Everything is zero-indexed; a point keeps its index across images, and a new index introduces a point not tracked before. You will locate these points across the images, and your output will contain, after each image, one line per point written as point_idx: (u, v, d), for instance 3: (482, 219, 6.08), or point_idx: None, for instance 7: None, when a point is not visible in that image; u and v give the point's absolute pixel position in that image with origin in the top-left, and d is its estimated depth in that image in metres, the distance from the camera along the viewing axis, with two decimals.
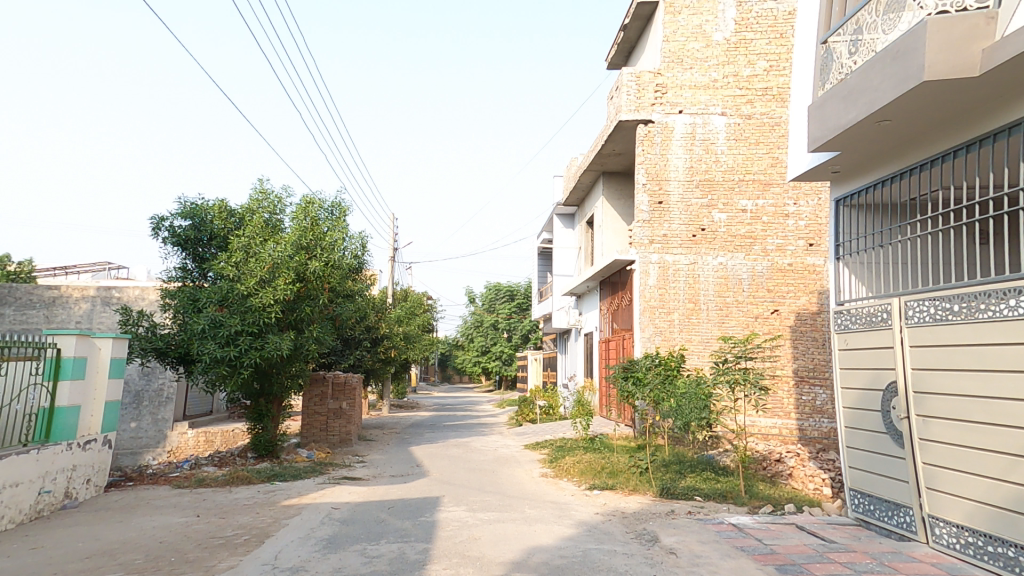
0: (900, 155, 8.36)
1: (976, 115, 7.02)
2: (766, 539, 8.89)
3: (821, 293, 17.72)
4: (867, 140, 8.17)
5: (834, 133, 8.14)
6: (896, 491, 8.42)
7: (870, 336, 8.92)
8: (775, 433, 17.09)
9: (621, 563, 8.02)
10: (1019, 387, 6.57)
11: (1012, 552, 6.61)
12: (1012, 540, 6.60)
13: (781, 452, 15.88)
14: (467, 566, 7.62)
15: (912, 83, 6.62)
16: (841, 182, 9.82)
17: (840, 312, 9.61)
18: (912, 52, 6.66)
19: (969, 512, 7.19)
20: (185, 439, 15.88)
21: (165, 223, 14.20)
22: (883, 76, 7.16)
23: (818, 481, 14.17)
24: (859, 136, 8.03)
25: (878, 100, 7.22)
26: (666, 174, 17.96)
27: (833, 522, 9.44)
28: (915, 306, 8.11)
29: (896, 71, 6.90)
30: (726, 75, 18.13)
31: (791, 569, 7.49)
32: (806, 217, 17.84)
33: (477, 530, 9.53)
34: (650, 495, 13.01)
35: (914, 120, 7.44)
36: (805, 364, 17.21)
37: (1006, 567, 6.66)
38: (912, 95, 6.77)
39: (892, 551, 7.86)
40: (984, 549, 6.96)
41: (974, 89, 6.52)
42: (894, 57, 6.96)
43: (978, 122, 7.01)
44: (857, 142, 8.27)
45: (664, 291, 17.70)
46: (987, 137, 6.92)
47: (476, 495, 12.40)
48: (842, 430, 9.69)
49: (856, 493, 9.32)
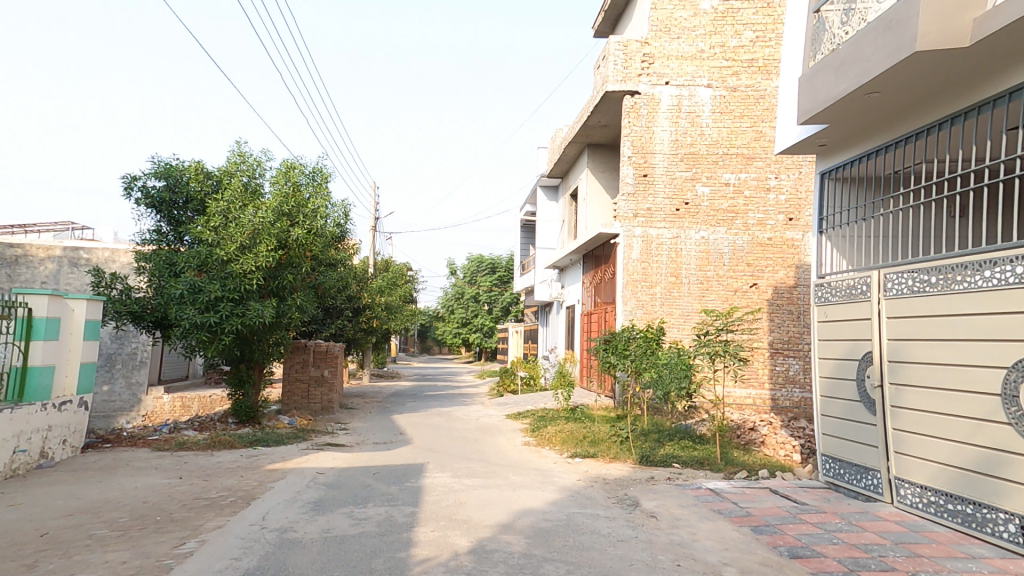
0: (887, 128, 8.40)
1: (964, 86, 7.08)
2: (742, 502, 9.15)
3: (799, 267, 17.94)
4: (857, 111, 8.18)
5: (824, 105, 8.15)
6: (865, 456, 8.70)
7: (848, 308, 9.09)
8: (749, 402, 17.51)
9: (604, 526, 8.21)
10: (992, 356, 6.74)
11: (970, 509, 6.93)
12: (972, 498, 6.89)
13: (755, 421, 16.30)
14: (454, 528, 7.73)
15: (905, 53, 6.62)
16: (827, 155, 9.88)
17: (820, 285, 9.76)
18: (905, 22, 6.66)
19: (933, 473, 7.47)
20: (161, 404, 15.70)
21: (138, 183, 13.78)
22: (875, 46, 7.15)
23: (789, 448, 14.59)
24: (849, 108, 8.05)
25: (870, 71, 7.23)
26: (651, 147, 17.90)
27: (805, 486, 9.74)
28: (894, 278, 8.25)
29: (890, 41, 6.89)
30: (713, 45, 17.99)
31: (765, 530, 7.73)
32: (787, 190, 17.96)
33: (462, 495, 9.65)
34: (629, 462, 13.29)
35: (904, 92, 7.47)
36: (780, 337, 17.54)
37: (964, 522, 7.00)
38: (904, 65, 6.79)
39: (860, 511, 8.15)
40: (944, 507, 7.27)
41: (965, 59, 6.55)
42: (888, 27, 6.95)
43: (966, 93, 7.07)
44: (846, 114, 8.29)
45: (646, 265, 17.80)
46: (974, 109, 6.97)
47: (460, 462, 12.53)
48: (817, 399, 9.94)
49: (828, 458, 9.62)
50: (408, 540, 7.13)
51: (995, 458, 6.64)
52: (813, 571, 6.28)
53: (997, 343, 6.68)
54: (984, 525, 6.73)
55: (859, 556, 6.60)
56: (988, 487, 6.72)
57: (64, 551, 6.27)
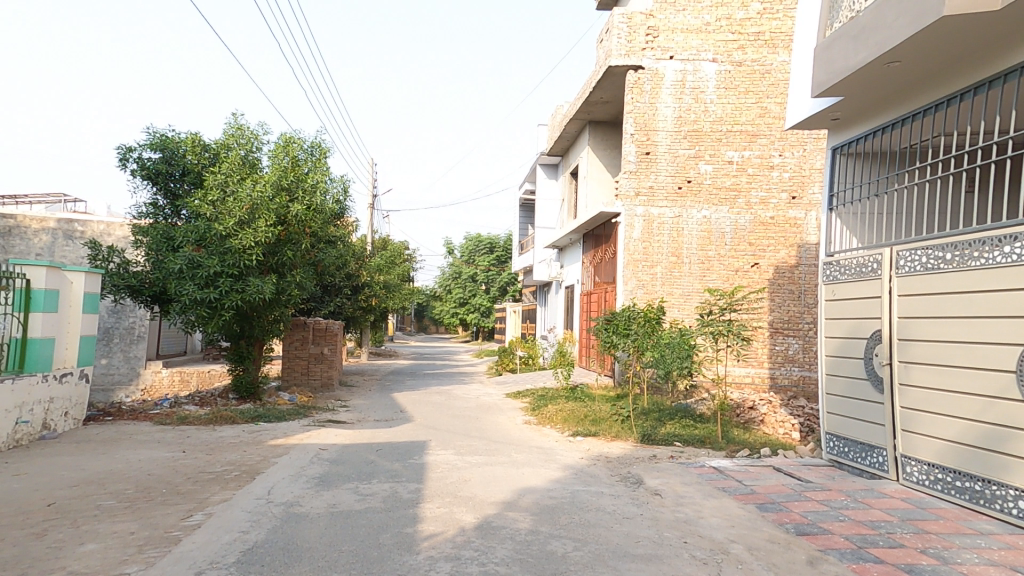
0: (904, 101, 8.21)
1: (988, 54, 6.88)
2: (746, 480, 9.13)
3: (801, 247, 17.78)
4: (874, 82, 7.98)
5: (840, 76, 7.95)
6: (870, 434, 8.65)
7: (857, 286, 8.97)
8: (748, 381, 17.54)
9: (608, 503, 8.17)
10: (1007, 333, 6.64)
11: (979, 486, 6.89)
12: (981, 475, 6.86)
13: (755, 400, 16.31)
14: (459, 505, 7.67)
15: (930, 18, 6.41)
16: (839, 130, 9.67)
17: (829, 263, 9.63)
18: None
19: (941, 451, 7.42)
20: (160, 378, 15.58)
21: (134, 154, 13.48)
22: (898, 13, 6.93)
23: (789, 427, 14.62)
24: (866, 78, 7.85)
25: (891, 39, 7.01)
26: (654, 124, 17.64)
27: (808, 464, 9.71)
28: (906, 255, 8.12)
29: (914, 6, 6.66)
30: (719, 18, 17.63)
31: (770, 508, 7.71)
32: (791, 168, 17.73)
33: (466, 472, 9.60)
34: (631, 440, 13.29)
35: (924, 61, 7.27)
36: (781, 316, 17.48)
37: (972, 499, 6.98)
38: (928, 31, 6.58)
39: (866, 489, 8.13)
40: (951, 484, 7.25)
41: (992, 24, 6.35)
42: None
43: (990, 61, 6.86)
44: (862, 85, 8.10)
45: (647, 244, 17.65)
46: (997, 78, 6.78)
47: (462, 440, 12.49)
48: (822, 377, 9.87)
49: (832, 436, 9.59)
50: (414, 516, 7.07)
51: (1006, 436, 6.57)
52: (821, 548, 6.23)
53: (1013, 320, 6.58)
54: (992, 502, 6.71)
55: (867, 533, 6.56)
56: (997, 465, 6.67)
57: (71, 520, 6.19)
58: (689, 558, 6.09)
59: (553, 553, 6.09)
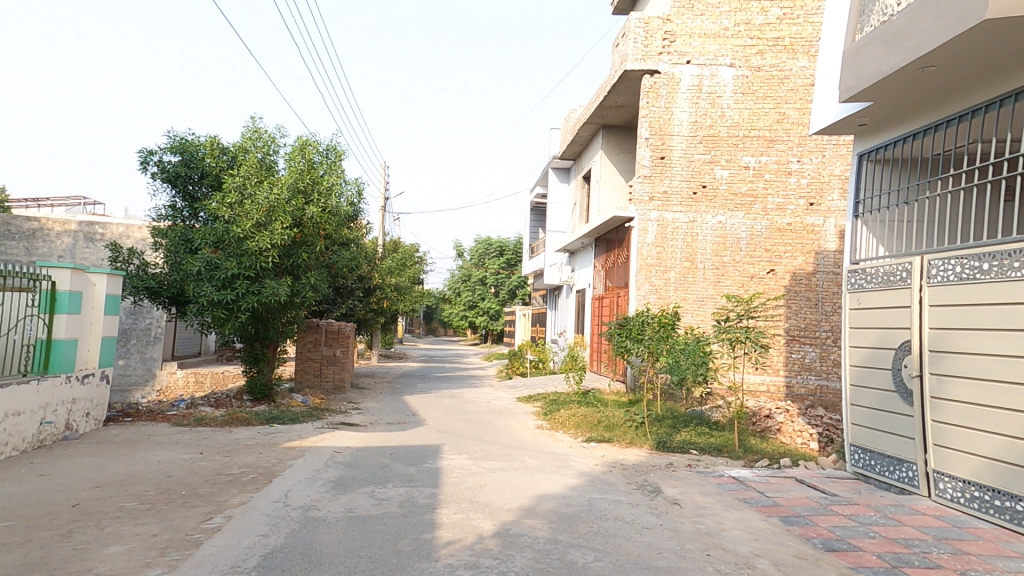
0: (936, 107, 8.05)
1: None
2: (768, 491, 8.95)
3: (818, 254, 17.53)
4: (908, 87, 7.82)
5: (872, 81, 7.80)
6: (899, 447, 8.46)
7: (885, 296, 8.80)
8: (763, 389, 17.31)
9: (627, 513, 8.03)
10: None
11: (1019, 506, 6.69)
12: (1021, 495, 6.67)
13: (771, 408, 16.08)
14: (477, 511, 7.56)
15: (970, 23, 6.25)
16: (867, 135, 9.51)
17: (855, 271, 9.45)
18: None
19: (977, 468, 7.23)
20: (175, 379, 15.59)
21: (154, 157, 13.52)
22: (935, 16, 6.77)
23: (807, 437, 14.37)
24: (899, 83, 7.70)
25: (928, 43, 6.85)
26: (669, 129, 17.52)
27: (832, 476, 9.52)
28: (938, 264, 7.95)
29: (952, 10, 6.50)
30: (737, 23, 17.50)
31: (794, 521, 7.54)
32: (809, 174, 17.50)
33: (481, 477, 9.48)
34: (646, 448, 13.12)
35: (960, 66, 7.12)
36: (797, 324, 17.25)
37: (1012, 520, 6.78)
38: (967, 36, 6.42)
39: (894, 504, 7.93)
40: (990, 503, 7.06)
41: None
42: None
43: None
44: (894, 91, 7.95)
45: (661, 249, 17.51)
46: None
47: (477, 445, 12.38)
48: (846, 387, 9.69)
49: (856, 448, 9.41)
50: (432, 522, 6.96)
51: None
52: (851, 565, 6.06)
53: None
54: None
55: (899, 550, 6.39)
56: None
57: (93, 522, 6.15)
58: (714, 572, 5.96)
59: (574, 564, 5.97)
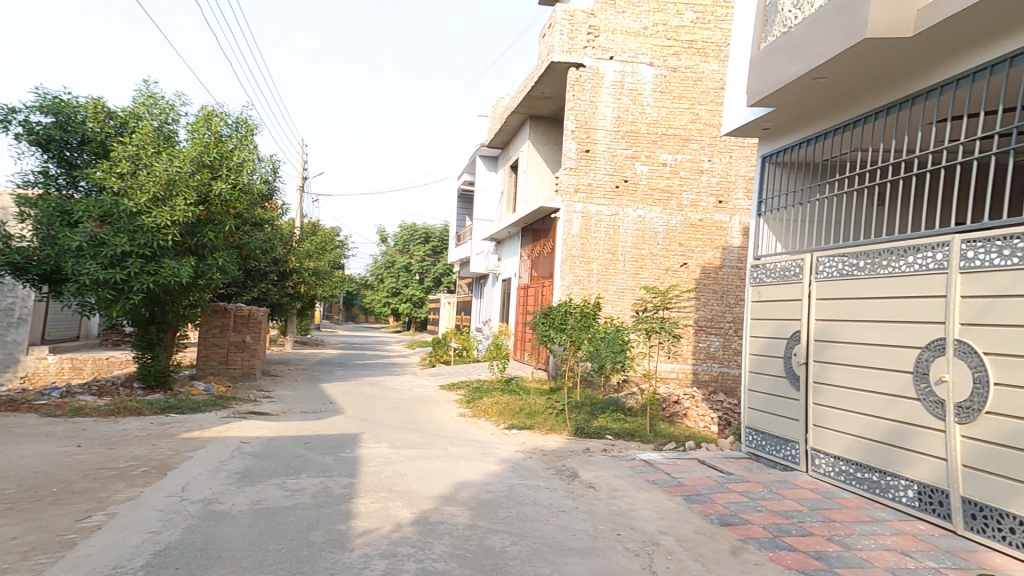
0: (828, 115, 8.72)
1: (901, 76, 7.40)
2: (674, 472, 9.48)
3: (724, 249, 18.56)
4: (805, 95, 8.42)
5: (774, 87, 8.35)
6: (785, 428, 9.22)
7: (780, 289, 9.50)
8: (673, 376, 18.24)
9: (545, 496, 8.27)
10: (909, 337, 7.12)
11: (876, 477, 7.45)
12: (878, 467, 7.41)
13: (679, 394, 17.00)
14: (395, 500, 7.53)
15: (855, 40, 6.82)
16: (770, 139, 10.17)
17: (756, 266, 10.10)
18: (855, 8, 6.84)
19: (846, 445, 7.98)
20: (43, 365, 14.54)
21: (18, 116, 12.31)
22: (827, 30, 7.31)
23: (708, 421, 15.32)
24: (796, 91, 8.29)
25: (820, 56, 7.41)
26: (594, 122, 17.92)
27: (728, 456, 10.21)
28: (825, 262, 8.64)
29: (841, 25, 7.06)
30: (655, 23, 18.13)
31: (697, 500, 8.04)
32: (718, 173, 18.48)
33: (402, 465, 9.43)
34: (565, 433, 13.52)
35: (848, 78, 7.74)
36: (704, 315, 18.28)
37: (870, 489, 7.55)
38: (852, 51, 7.00)
39: (779, 480, 8.65)
40: (853, 475, 7.82)
41: (906, 49, 6.82)
42: (838, 12, 7.13)
43: (903, 83, 7.40)
44: (792, 98, 8.54)
45: (585, 241, 17.96)
46: (910, 99, 7.31)
47: (397, 433, 12.29)
48: (746, 374, 10.41)
49: (750, 430, 10.14)
50: (346, 512, 6.86)
51: (903, 431, 7.07)
52: (742, 537, 6.55)
53: (914, 325, 7.05)
54: (886, 491, 7.29)
55: (782, 522, 6.98)
56: (895, 458, 7.19)
57: None
58: (622, 550, 6.25)
59: (491, 549, 6.08)
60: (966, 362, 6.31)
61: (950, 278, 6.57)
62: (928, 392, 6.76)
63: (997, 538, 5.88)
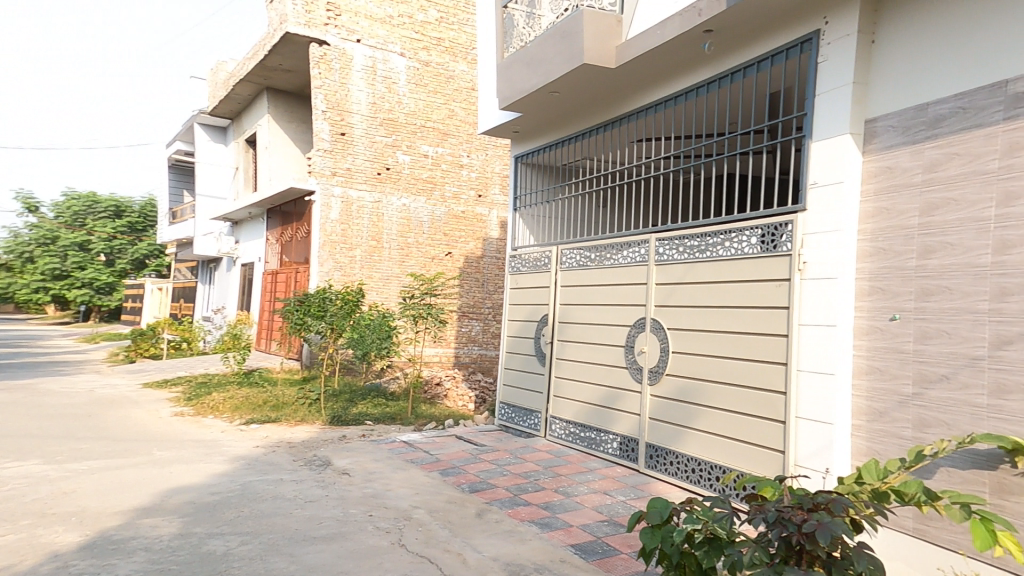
0: (567, 124, 9.78)
1: (615, 98, 8.43)
2: (433, 450, 9.93)
3: (485, 240, 19.90)
4: (545, 104, 9.27)
5: (520, 95, 9.10)
6: (532, 400, 10.29)
7: (533, 278, 10.54)
8: (436, 360, 18.81)
9: (291, 490, 7.93)
10: (619, 316, 8.23)
11: (593, 434, 8.64)
12: (593, 425, 8.58)
13: (442, 375, 17.77)
14: (48, 524, 6.35)
15: (574, 63, 7.58)
16: (522, 141, 11.07)
17: (514, 256, 11.02)
18: (573, 35, 7.57)
19: (576, 411, 9.15)
20: None
21: None
22: (555, 50, 8.06)
23: (467, 399, 16.35)
24: (538, 100, 9.11)
25: (552, 72, 8.18)
26: (347, 105, 17.39)
27: (483, 430, 11.03)
28: (567, 254, 9.79)
29: (565, 48, 7.83)
30: (400, 14, 18.33)
31: (451, 472, 8.56)
32: (477, 169, 19.61)
33: (73, 482, 8.02)
34: (319, 424, 13.03)
35: (577, 94, 8.64)
36: (467, 301, 19.32)
37: (589, 444, 8.72)
38: (574, 73, 7.82)
39: (523, 447, 9.63)
40: (579, 434, 8.99)
41: (616, 76, 7.78)
42: (563, 35, 7.89)
43: (617, 104, 8.45)
44: (535, 105, 9.36)
45: (346, 227, 17.48)
46: (623, 118, 8.38)
47: (68, 444, 10.32)
48: (503, 354, 11.34)
49: (505, 405, 11.10)
50: None
51: (613, 397, 8.23)
52: (488, 500, 7.20)
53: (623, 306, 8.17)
54: (599, 445, 8.45)
55: (521, 481, 7.85)
56: (606, 419, 8.35)
57: None
58: (373, 530, 6.32)
59: (211, 554, 5.59)
60: (655, 335, 7.19)
61: (649, 269, 7.38)
62: (635, 361, 7.81)
63: (663, 471, 6.97)
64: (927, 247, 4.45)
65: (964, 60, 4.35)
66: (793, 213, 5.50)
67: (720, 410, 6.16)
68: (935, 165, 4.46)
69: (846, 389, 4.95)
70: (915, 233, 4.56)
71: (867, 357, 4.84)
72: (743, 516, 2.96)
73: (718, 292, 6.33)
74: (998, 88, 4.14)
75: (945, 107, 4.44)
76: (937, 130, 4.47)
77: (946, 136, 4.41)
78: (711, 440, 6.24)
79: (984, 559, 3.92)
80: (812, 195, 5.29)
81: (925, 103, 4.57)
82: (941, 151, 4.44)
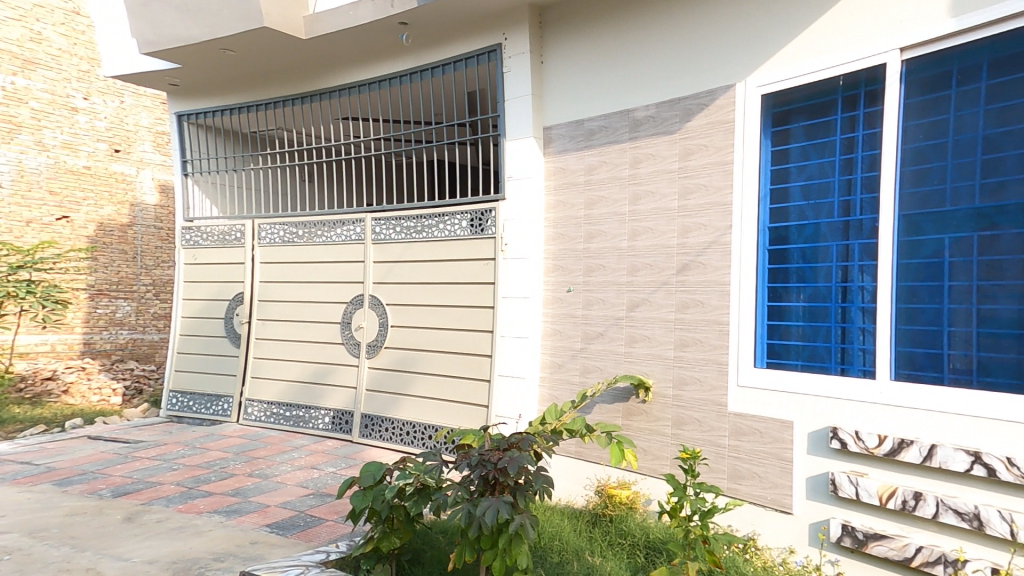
0: (249, 86, 7.48)
1: (318, 67, 6.70)
2: (37, 458, 6.24)
3: None
4: (209, 62, 6.82)
5: (159, 47, 6.34)
6: (216, 383, 7.91)
7: (217, 253, 8.05)
8: (43, 350, 9.45)
9: None
10: (335, 292, 6.88)
11: (301, 411, 7.11)
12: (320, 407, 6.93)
13: (53, 368, 9.14)
14: None
15: (254, 26, 5.69)
16: (184, 96, 8.16)
17: (187, 229, 8.28)
18: None
19: (280, 391, 7.37)
20: None
21: None
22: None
23: (107, 392, 8.94)
24: (196, 55, 6.56)
25: (219, 26, 5.91)
26: None
27: (139, 425, 7.85)
28: (267, 229, 7.64)
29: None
30: None
31: (76, 480, 5.58)
32: (107, 116, 10.31)
33: None
34: None
35: (261, 55, 6.55)
36: (103, 273, 10.29)
37: (295, 424, 7.16)
38: (256, 35, 5.86)
39: (204, 435, 7.26)
40: (284, 414, 7.27)
41: (311, 44, 6.06)
42: None
43: (320, 72, 6.72)
44: (194, 61, 6.77)
45: None
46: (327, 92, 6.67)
47: None
48: (174, 337, 8.44)
49: (175, 393, 8.22)
50: None
51: (327, 372, 6.91)
52: (143, 501, 4.95)
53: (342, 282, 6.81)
54: (313, 423, 7.01)
55: (199, 473, 5.77)
56: (318, 395, 6.99)
57: None
58: None
59: None
60: (373, 313, 6.45)
61: (363, 247, 6.56)
62: (351, 336, 6.70)
63: (377, 436, 6.26)
64: (589, 234, 4.58)
65: (606, 86, 4.51)
66: (494, 201, 5.29)
67: (436, 374, 5.76)
68: (592, 169, 4.59)
69: (536, 351, 4.99)
70: (582, 222, 4.66)
71: (551, 321, 4.91)
72: (451, 465, 3.26)
73: (434, 269, 5.85)
74: (626, 112, 4.36)
75: (596, 124, 4.58)
76: (589, 143, 4.61)
77: (593, 148, 4.58)
78: (427, 403, 5.83)
79: (614, 465, 4.47)
80: (510, 187, 5.07)
81: (580, 119, 4.67)
82: (591, 157, 4.59)
